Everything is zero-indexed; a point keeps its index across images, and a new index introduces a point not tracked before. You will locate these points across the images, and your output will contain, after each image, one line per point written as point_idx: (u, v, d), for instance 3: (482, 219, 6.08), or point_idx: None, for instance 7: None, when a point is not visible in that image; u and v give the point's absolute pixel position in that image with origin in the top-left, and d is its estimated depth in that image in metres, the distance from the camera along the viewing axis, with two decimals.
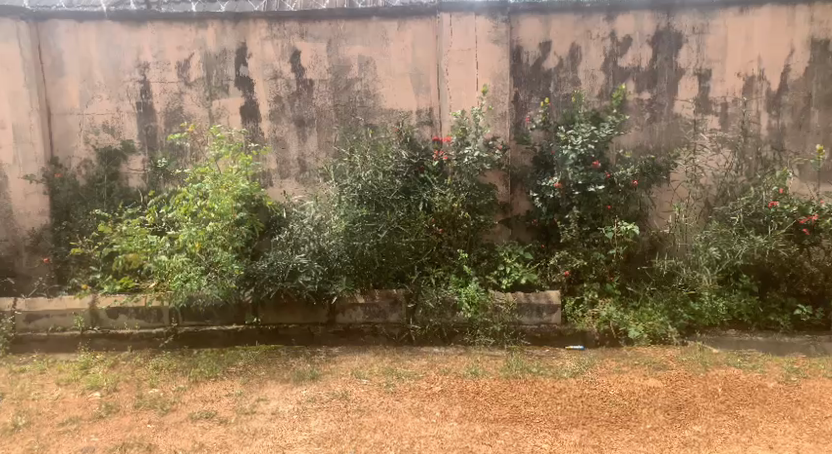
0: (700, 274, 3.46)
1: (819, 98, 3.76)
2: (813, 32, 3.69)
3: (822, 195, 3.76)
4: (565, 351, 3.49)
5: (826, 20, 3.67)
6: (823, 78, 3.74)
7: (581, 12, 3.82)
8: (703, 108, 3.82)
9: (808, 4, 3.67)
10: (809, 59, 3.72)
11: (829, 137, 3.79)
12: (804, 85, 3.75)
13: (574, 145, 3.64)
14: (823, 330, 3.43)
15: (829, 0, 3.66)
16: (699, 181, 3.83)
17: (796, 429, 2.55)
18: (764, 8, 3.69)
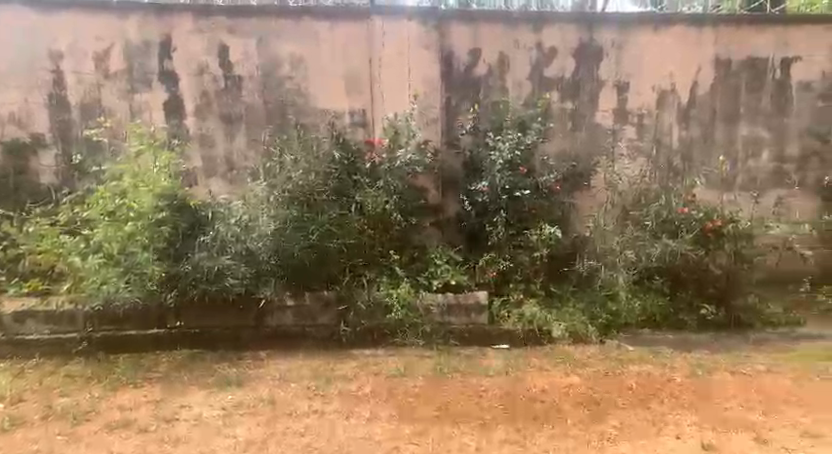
0: (617, 275, 3.68)
1: (724, 113, 4.04)
2: (718, 51, 3.99)
3: (725, 203, 4.06)
4: (492, 351, 3.57)
5: (728, 41, 3.98)
6: (728, 94, 4.03)
7: (509, 22, 3.95)
8: (622, 118, 4.04)
9: (712, 26, 3.97)
10: (715, 76, 4.01)
11: (732, 149, 4.08)
12: (710, 100, 4.03)
13: (502, 151, 3.78)
14: (726, 328, 3.68)
15: (731, 23, 3.96)
16: (618, 188, 3.98)
17: (701, 419, 2.72)
18: (675, 28, 3.95)
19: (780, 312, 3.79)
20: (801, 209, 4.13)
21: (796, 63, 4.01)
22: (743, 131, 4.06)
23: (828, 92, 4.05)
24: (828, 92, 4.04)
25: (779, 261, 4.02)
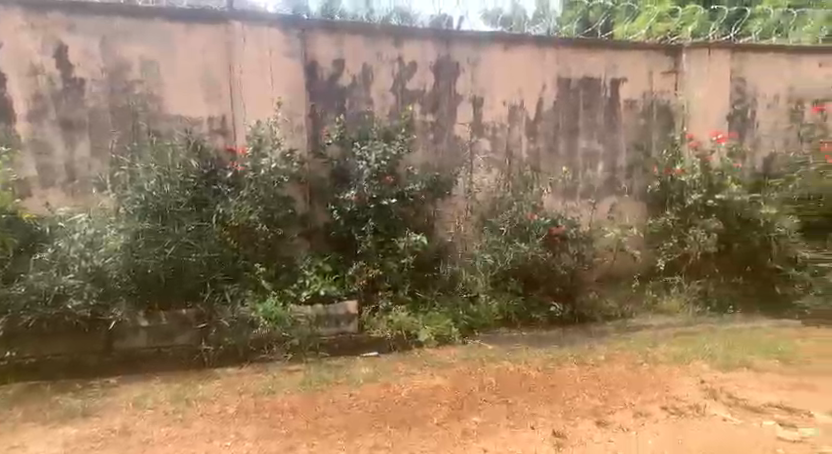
0: (475, 277, 3.95)
1: (565, 127, 4.44)
2: (559, 71, 4.38)
3: (568, 209, 4.46)
4: (361, 359, 3.60)
5: (567, 62, 4.39)
6: (568, 110, 4.43)
7: (371, 35, 4.03)
8: (478, 131, 4.28)
9: (553, 48, 4.35)
10: (556, 94, 4.40)
11: (572, 160, 4.49)
12: (554, 115, 4.41)
13: (369, 161, 3.83)
14: (571, 324, 4.02)
15: (570, 46, 4.38)
16: (476, 196, 4.29)
17: (552, 409, 2.94)
18: (522, 47, 4.28)
19: (615, 305, 4.19)
20: (630, 213, 4.65)
21: (622, 84, 4.53)
22: (582, 144, 4.49)
23: (647, 111, 4.62)
24: (648, 110, 4.61)
25: (613, 261, 4.47)
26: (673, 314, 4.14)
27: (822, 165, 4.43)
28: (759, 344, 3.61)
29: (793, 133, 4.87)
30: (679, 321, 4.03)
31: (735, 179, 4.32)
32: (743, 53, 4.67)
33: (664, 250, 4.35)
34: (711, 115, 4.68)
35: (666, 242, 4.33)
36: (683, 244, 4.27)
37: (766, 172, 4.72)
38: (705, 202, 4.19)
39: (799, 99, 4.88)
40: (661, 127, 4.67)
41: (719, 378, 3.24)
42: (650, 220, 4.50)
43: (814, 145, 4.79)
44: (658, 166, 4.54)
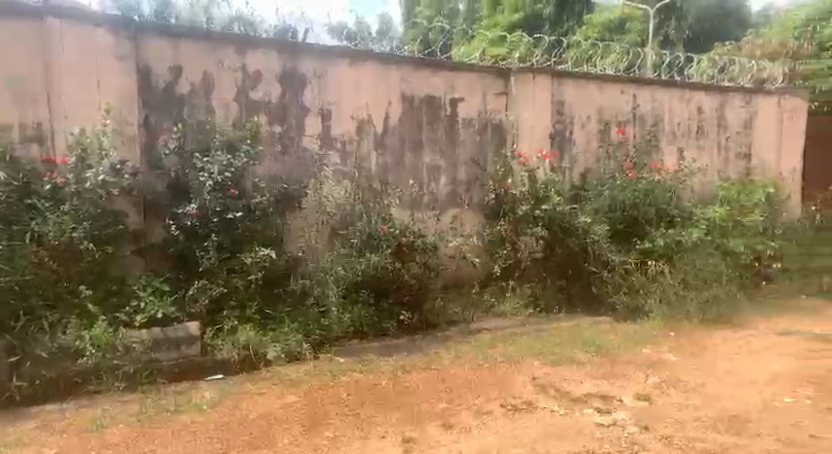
0: (326, 291, 3.86)
1: (410, 141, 4.73)
2: (402, 88, 4.65)
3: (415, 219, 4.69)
4: (205, 382, 3.40)
5: (410, 80, 4.67)
6: (412, 125, 4.73)
7: (211, 42, 3.91)
8: (326, 144, 4.37)
9: (397, 66, 4.61)
10: (401, 109, 4.67)
11: (417, 174, 4.81)
12: (399, 130, 4.68)
13: (211, 172, 3.62)
14: (419, 330, 4.26)
15: (413, 65, 4.67)
16: (325, 208, 4.23)
17: (401, 415, 3.00)
18: (368, 64, 4.48)
19: (459, 310, 4.53)
20: (471, 224, 5.06)
21: (460, 103, 4.93)
22: (427, 159, 4.83)
23: (483, 129, 5.07)
24: (483, 127, 5.05)
25: (458, 267, 4.82)
26: (507, 316, 4.62)
27: (622, 180, 5.09)
28: (582, 339, 4.06)
29: (602, 150, 5.67)
30: (513, 322, 4.49)
31: (556, 191, 4.80)
32: (560, 80, 5.32)
33: (500, 257, 4.75)
34: (536, 134, 5.25)
35: (500, 250, 4.72)
36: (516, 250, 4.74)
37: (582, 185, 5.22)
38: (533, 211, 4.66)
39: (605, 121, 5.70)
40: (495, 145, 5.13)
41: (549, 373, 3.54)
42: (486, 229, 4.82)
43: (617, 163, 5.59)
44: (492, 179, 4.90)
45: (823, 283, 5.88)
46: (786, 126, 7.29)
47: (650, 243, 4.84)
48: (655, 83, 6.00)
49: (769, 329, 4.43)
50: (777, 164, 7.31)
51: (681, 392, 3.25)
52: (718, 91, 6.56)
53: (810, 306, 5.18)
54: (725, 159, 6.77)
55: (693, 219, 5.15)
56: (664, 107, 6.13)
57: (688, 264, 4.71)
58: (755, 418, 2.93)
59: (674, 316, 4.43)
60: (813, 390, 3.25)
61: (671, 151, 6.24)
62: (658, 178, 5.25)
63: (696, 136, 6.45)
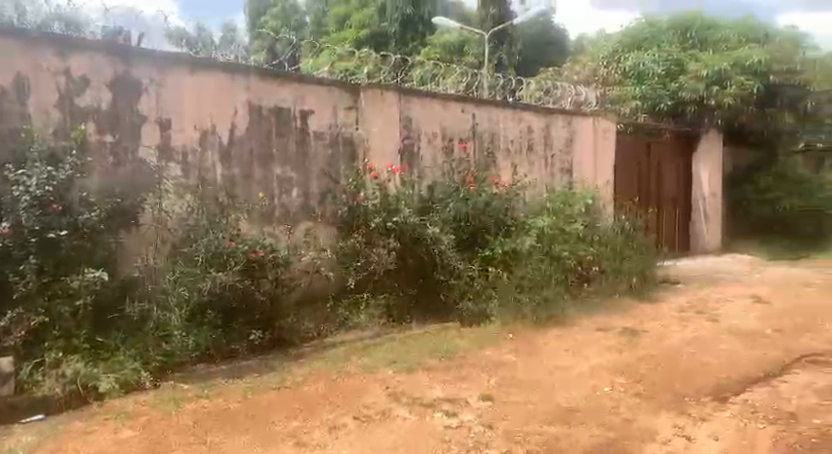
0: (169, 314, 3.62)
1: (259, 153, 4.73)
2: (249, 98, 4.62)
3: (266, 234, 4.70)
4: (18, 426, 2.81)
5: (258, 91, 4.68)
6: (260, 136, 4.73)
7: (24, 39, 3.40)
8: (167, 155, 4.15)
9: (244, 76, 4.58)
10: (248, 120, 4.63)
11: (268, 186, 4.80)
12: (247, 141, 4.64)
13: (27, 186, 3.11)
14: (270, 348, 4.19)
15: (259, 76, 4.68)
16: (166, 224, 4.02)
17: (251, 438, 2.85)
18: (212, 74, 4.37)
19: (312, 326, 4.63)
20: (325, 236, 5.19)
21: (310, 116, 5.08)
22: (277, 171, 4.87)
23: (333, 142, 5.28)
24: (334, 141, 5.28)
25: (310, 283, 4.86)
26: (363, 327, 4.87)
27: (467, 192, 5.75)
28: (434, 347, 4.33)
29: (447, 165, 6.27)
30: (366, 334, 4.70)
31: (406, 203, 5.11)
32: (408, 96, 5.82)
33: (354, 269, 4.85)
34: (386, 148, 5.64)
35: (354, 262, 4.83)
36: (367, 263, 4.83)
37: (430, 196, 5.55)
38: (385, 223, 4.88)
39: (449, 138, 6.33)
40: (347, 158, 5.40)
41: (400, 381, 3.64)
42: (339, 242, 4.95)
43: (460, 177, 6.22)
44: (345, 192, 5.12)
45: (632, 280, 6.64)
46: (600, 144, 8.37)
47: (489, 251, 5.63)
48: (490, 104, 6.82)
49: (589, 327, 5.15)
50: (593, 178, 8.31)
51: (519, 389, 3.53)
52: (544, 113, 7.53)
53: (625, 307, 6.07)
54: (551, 174, 7.74)
55: (527, 227, 5.93)
56: (499, 126, 6.95)
57: (521, 271, 5.43)
58: (580, 407, 3.27)
59: (511, 318, 5.00)
60: (626, 379, 3.82)
61: (506, 167, 7.09)
62: (495, 192, 6.00)
63: (526, 154, 7.33)
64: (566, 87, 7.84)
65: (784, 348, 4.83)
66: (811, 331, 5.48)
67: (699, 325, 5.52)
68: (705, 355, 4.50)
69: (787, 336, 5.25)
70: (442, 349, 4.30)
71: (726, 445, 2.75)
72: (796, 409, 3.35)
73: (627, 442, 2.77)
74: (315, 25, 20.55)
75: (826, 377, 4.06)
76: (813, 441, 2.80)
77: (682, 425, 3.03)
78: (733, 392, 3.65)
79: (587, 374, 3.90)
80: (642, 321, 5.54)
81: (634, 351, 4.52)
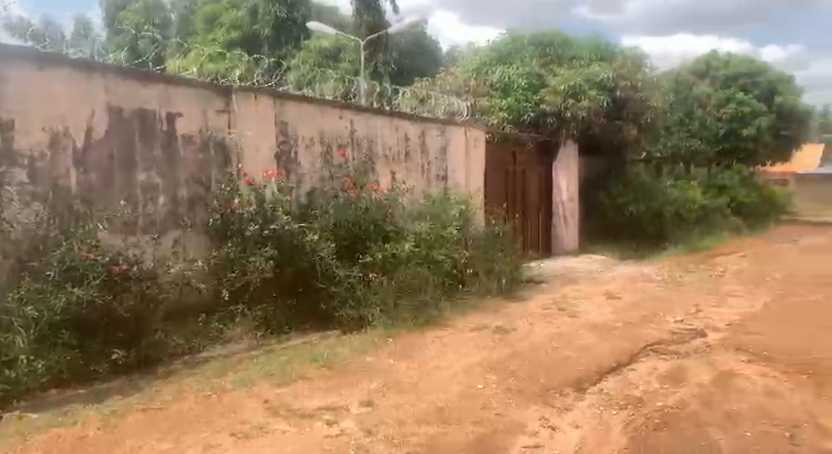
0: (13, 337, 3.07)
1: (120, 159, 4.39)
2: (108, 98, 4.27)
3: (130, 245, 4.39)
4: None
5: (118, 91, 4.34)
6: (122, 140, 4.40)
7: None
8: (8, 159, 3.62)
9: (101, 73, 4.22)
10: (107, 121, 4.28)
11: (131, 194, 4.47)
12: (106, 144, 4.28)
13: None
14: (135, 368, 3.91)
15: (119, 75, 4.35)
16: (7, 236, 3.43)
17: None
18: (64, 71, 3.94)
19: (185, 341, 4.36)
20: (195, 246, 4.97)
21: (178, 119, 4.83)
22: (141, 177, 4.55)
23: (205, 147, 5.06)
24: (204, 145, 5.06)
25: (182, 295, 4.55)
26: (240, 341, 4.75)
27: (345, 199, 5.93)
28: (312, 355, 4.49)
29: (325, 171, 6.28)
30: (243, 347, 4.61)
31: (283, 210, 5.15)
32: (282, 100, 5.76)
33: (228, 280, 4.74)
34: (261, 155, 5.57)
35: (229, 273, 4.72)
36: (244, 273, 4.75)
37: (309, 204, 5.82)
38: (261, 232, 4.84)
39: (327, 143, 6.33)
40: (219, 164, 5.19)
41: (279, 393, 3.58)
42: (213, 251, 4.82)
43: (339, 183, 6.27)
44: (216, 199, 4.99)
45: (501, 280, 7.32)
46: (472, 152, 8.97)
47: (370, 257, 5.74)
48: (368, 111, 6.93)
49: (462, 326, 5.71)
50: (466, 185, 8.88)
51: (397, 393, 3.66)
52: (419, 121, 7.88)
53: (494, 308, 6.58)
54: (428, 181, 8.09)
55: (404, 232, 6.26)
56: (377, 132, 7.09)
57: (400, 274, 5.72)
58: (456, 406, 3.44)
59: (390, 322, 5.37)
60: (498, 377, 4.12)
61: (385, 173, 7.25)
62: (374, 197, 6.25)
63: (404, 160, 7.59)
64: (439, 98, 8.25)
65: (632, 338, 5.49)
66: (653, 321, 6.27)
67: (562, 322, 6.12)
68: (567, 349, 5.00)
69: (634, 327, 5.99)
70: (325, 358, 4.40)
71: (584, 433, 3.03)
72: (642, 394, 3.82)
73: (499, 437, 2.96)
74: (181, 22, 19.56)
75: (665, 363, 4.68)
76: (656, 423, 3.20)
77: (547, 417, 3.30)
78: (591, 382, 4.09)
79: (462, 375, 4.14)
80: (513, 319, 6.14)
81: (507, 348, 4.99)
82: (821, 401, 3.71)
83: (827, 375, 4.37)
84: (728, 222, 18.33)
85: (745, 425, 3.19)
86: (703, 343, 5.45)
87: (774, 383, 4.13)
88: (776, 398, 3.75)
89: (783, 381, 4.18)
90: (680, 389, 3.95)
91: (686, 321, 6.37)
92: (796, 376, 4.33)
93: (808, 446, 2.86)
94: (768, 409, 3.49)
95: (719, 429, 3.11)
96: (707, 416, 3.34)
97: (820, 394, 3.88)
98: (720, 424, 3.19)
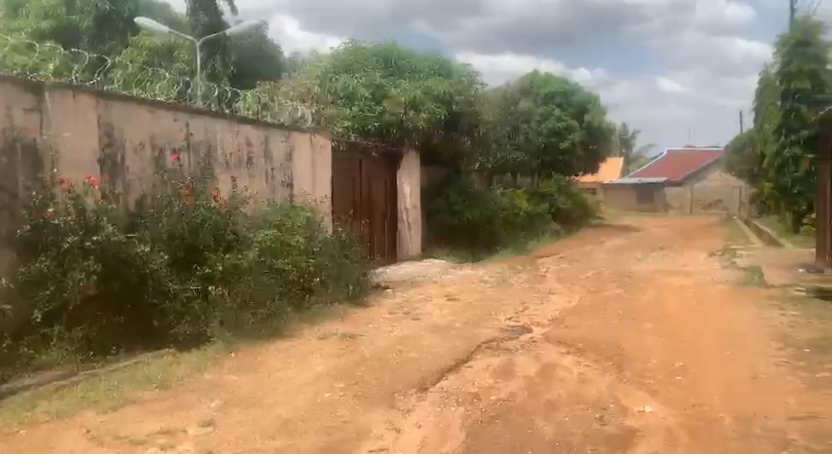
0: None
1: None
2: None
3: None
4: None
5: None
6: None
7: None
8: None
9: None
10: None
11: None
12: None
13: None
14: None
15: None
16: None
17: None
18: None
19: None
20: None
21: None
22: None
23: (8, 149, 4.29)
24: (10, 149, 4.31)
25: None
26: (59, 367, 4.13)
27: (182, 206, 5.54)
28: (144, 375, 4.18)
29: (158, 177, 5.84)
30: (59, 373, 4.04)
31: (109, 220, 4.67)
32: (108, 101, 5.25)
33: (41, 299, 4.11)
34: (80, 158, 4.97)
35: (42, 291, 4.10)
36: (62, 290, 4.18)
37: (138, 213, 5.36)
38: (83, 244, 4.29)
39: (160, 148, 5.91)
40: (28, 168, 4.47)
41: (104, 421, 3.27)
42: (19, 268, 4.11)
43: (174, 190, 5.87)
44: (26, 208, 4.33)
45: (348, 287, 7.49)
46: (317, 160, 8.99)
47: (209, 268, 5.46)
48: (205, 114, 6.59)
49: (309, 335, 5.76)
50: (313, 193, 8.88)
51: (241, 409, 3.58)
52: (262, 127, 7.70)
53: (340, 315, 6.72)
54: (272, 188, 7.93)
55: (248, 242, 6.06)
56: (215, 137, 6.77)
57: (242, 285, 5.54)
58: (303, 418, 3.46)
59: (233, 335, 5.22)
60: (345, 384, 4.24)
61: (226, 180, 6.97)
62: (214, 205, 5.97)
63: (246, 167, 7.36)
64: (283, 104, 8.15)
65: (470, 337, 6.00)
66: (487, 320, 6.92)
67: (407, 325, 6.45)
68: (411, 351, 5.30)
69: (472, 326, 6.56)
70: (159, 379, 4.13)
71: (427, 431, 3.27)
72: (479, 390, 4.23)
73: (347, 443, 3.06)
74: None
75: (499, 359, 5.21)
76: (490, 416, 3.58)
77: (392, 419, 3.49)
78: (433, 381, 4.40)
79: (309, 385, 4.18)
80: (361, 325, 6.32)
81: (353, 354, 5.14)
82: (621, 384, 4.46)
83: (624, 360, 5.25)
84: (548, 227, 20.77)
85: (564, 411, 3.72)
86: (530, 338, 6.16)
87: (586, 371, 4.85)
88: (588, 384, 4.42)
89: (593, 369, 4.93)
90: (510, 382, 4.45)
91: (516, 319, 7.12)
92: (602, 364, 5.13)
93: (611, 425, 3.44)
94: (580, 394, 4.12)
95: (542, 416, 3.59)
96: (532, 406, 3.82)
97: (620, 378, 4.65)
98: (544, 412, 3.68)
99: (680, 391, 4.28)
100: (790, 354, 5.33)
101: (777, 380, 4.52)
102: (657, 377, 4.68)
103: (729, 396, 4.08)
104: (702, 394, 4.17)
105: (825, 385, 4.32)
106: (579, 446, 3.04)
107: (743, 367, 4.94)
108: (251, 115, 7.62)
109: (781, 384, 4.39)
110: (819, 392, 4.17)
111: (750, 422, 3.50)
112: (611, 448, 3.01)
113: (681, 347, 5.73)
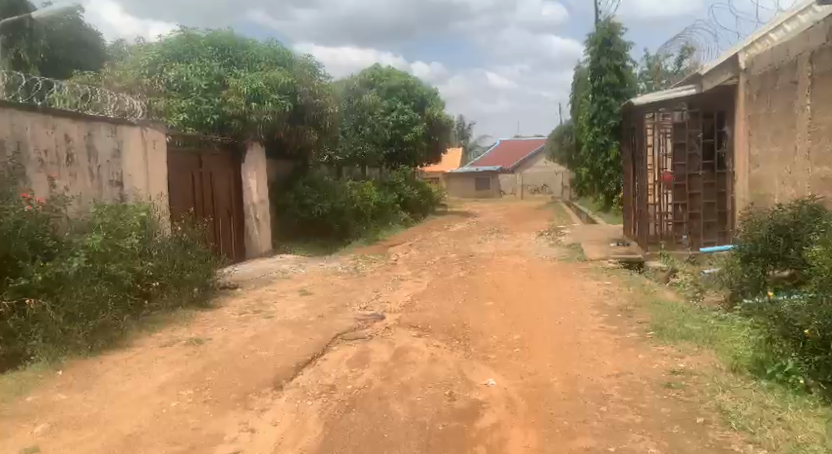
0: None
1: None
2: None
3: None
4: None
5: None
6: None
7: None
8: None
9: None
10: None
11: None
12: None
13: None
14: None
15: None
16: None
17: None
18: None
19: None
20: None
21: None
22: None
23: None
24: None
25: None
26: None
27: None
28: None
29: None
30: None
31: None
32: None
33: None
34: None
35: None
36: None
37: None
38: None
39: None
40: None
41: None
42: None
43: None
44: None
45: (193, 290, 7.13)
46: (150, 155, 8.37)
47: (26, 279, 4.89)
48: (11, 106, 5.77)
49: (149, 344, 5.45)
50: (147, 191, 8.25)
51: (71, 430, 3.36)
52: (83, 120, 6.97)
53: (185, 318, 6.45)
54: (99, 187, 7.22)
55: (73, 249, 5.56)
56: (26, 132, 5.98)
57: (69, 295, 5.06)
58: (147, 430, 3.35)
59: (57, 350, 4.78)
60: (193, 390, 4.16)
61: (41, 180, 6.19)
62: (29, 209, 5.29)
63: (66, 165, 6.63)
64: (107, 94, 7.43)
65: (325, 329, 6.17)
66: (341, 312, 7.13)
67: (258, 324, 6.40)
68: (264, 350, 5.32)
69: (326, 318, 6.73)
70: None
71: (282, 428, 3.40)
72: (335, 381, 4.44)
73: (199, 450, 3.06)
74: None
75: (355, 349, 5.47)
76: (345, 405, 3.81)
77: (246, 420, 3.55)
78: (287, 378, 4.50)
79: (151, 396, 4.01)
80: (207, 328, 6.12)
81: (201, 359, 5.00)
82: (465, 361, 5.00)
83: (469, 337, 5.85)
84: (396, 216, 21.65)
85: (417, 391, 4.10)
86: (383, 324, 6.53)
87: (436, 351, 5.33)
88: (437, 363, 4.89)
89: (443, 349, 5.43)
90: (365, 370, 4.73)
91: (369, 308, 7.45)
92: (450, 343, 5.67)
93: (459, 400, 3.90)
94: (429, 374, 4.54)
95: (397, 399, 3.93)
96: (386, 390, 4.15)
97: (466, 355, 5.21)
98: (398, 395, 4.01)
99: (516, 361, 4.94)
100: (602, 320, 6.40)
101: (593, 343, 5.43)
102: (497, 351, 5.32)
103: (557, 362, 4.82)
104: (536, 363, 4.86)
105: (631, 344, 5.31)
106: (431, 423, 3.42)
107: (568, 334, 5.81)
108: (69, 107, 6.85)
109: (596, 347, 5.29)
110: (626, 350, 5.11)
111: (574, 383, 4.22)
112: (459, 422, 3.44)
113: (517, 321, 6.54)
